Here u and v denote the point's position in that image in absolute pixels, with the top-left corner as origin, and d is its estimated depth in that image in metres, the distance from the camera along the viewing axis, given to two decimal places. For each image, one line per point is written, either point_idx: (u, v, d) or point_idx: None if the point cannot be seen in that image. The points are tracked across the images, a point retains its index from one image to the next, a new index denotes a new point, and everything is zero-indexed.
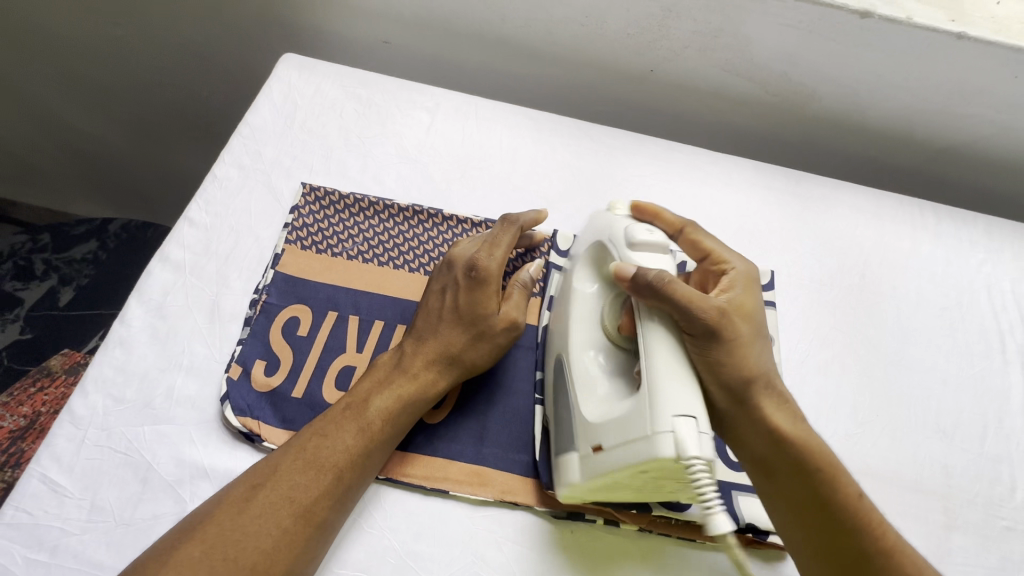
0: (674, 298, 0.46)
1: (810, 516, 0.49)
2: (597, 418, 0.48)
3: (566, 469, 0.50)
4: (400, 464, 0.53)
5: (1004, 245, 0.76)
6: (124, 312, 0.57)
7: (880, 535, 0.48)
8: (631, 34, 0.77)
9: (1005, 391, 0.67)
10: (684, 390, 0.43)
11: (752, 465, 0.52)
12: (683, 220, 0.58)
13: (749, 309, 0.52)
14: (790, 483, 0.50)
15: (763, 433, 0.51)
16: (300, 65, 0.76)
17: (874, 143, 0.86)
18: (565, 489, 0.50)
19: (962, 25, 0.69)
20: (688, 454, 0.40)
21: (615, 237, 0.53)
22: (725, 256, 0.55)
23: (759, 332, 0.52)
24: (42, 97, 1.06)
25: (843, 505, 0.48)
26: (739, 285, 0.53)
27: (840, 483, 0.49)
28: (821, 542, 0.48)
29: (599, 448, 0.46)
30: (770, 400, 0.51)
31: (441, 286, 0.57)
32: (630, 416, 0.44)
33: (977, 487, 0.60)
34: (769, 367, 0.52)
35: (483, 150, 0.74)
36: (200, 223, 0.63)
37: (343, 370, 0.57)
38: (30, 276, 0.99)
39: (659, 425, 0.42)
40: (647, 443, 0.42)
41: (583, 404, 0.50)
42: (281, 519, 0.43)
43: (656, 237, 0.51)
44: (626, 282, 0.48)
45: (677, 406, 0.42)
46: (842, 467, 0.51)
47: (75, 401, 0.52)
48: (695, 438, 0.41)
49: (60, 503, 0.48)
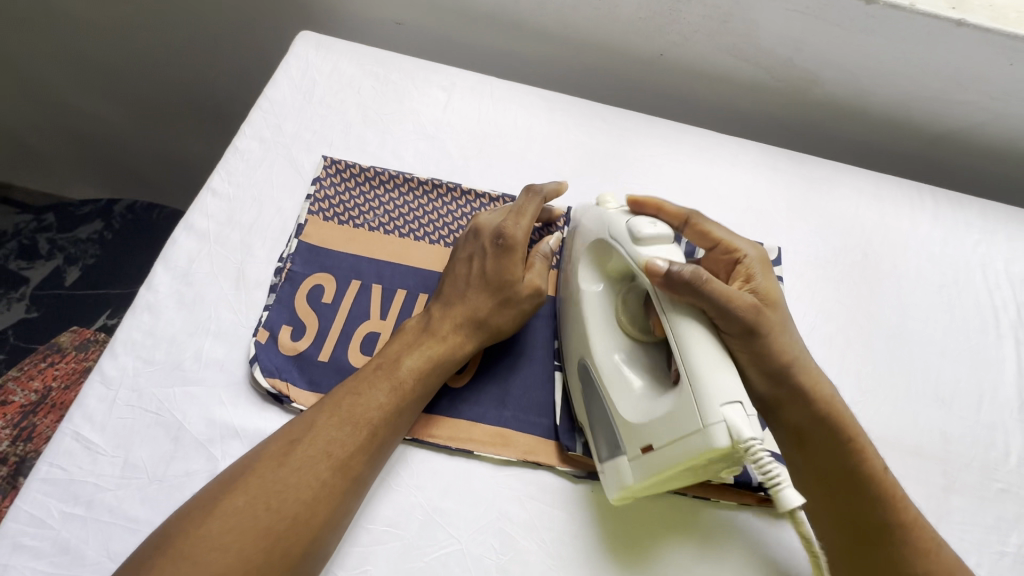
0: (710, 294, 0.46)
1: (841, 491, 0.52)
2: (642, 419, 0.48)
3: (618, 474, 0.50)
4: (427, 425, 0.54)
5: (998, 226, 0.80)
6: (150, 278, 0.58)
7: (904, 509, 0.51)
8: (642, 17, 0.79)
9: (999, 364, 0.70)
10: (728, 377, 0.44)
11: (785, 442, 0.54)
12: (686, 211, 0.59)
13: (774, 296, 0.55)
14: (823, 457, 0.52)
15: (801, 410, 0.53)
16: (317, 43, 0.77)
17: (874, 128, 0.89)
18: (619, 493, 0.50)
19: (961, 12, 0.72)
20: (746, 437, 0.42)
21: (618, 233, 0.53)
22: (737, 244, 0.57)
23: (787, 318, 0.54)
24: (46, 76, 1.06)
25: (871, 480, 0.51)
26: (757, 270, 0.55)
27: (868, 458, 0.52)
28: (849, 515, 0.51)
29: (651, 448, 0.47)
30: (806, 378, 0.53)
31: (467, 254, 0.58)
32: (678, 413, 0.45)
33: (974, 451, 0.63)
34: (802, 349, 0.54)
35: (498, 128, 0.76)
36: (223, 193, 0.64)
37: (368, 336, 0.58)
38: (35, 255, 1.00)
39: (711, 417, 0.43)
40: (701, 436, 0.43)
41: (621, 406, 0.51)
42: (319, 471, 0.44)
43: (660, 229, 0.51)
44: (660, 278, 0.47)
45: (724, 395, 0.43)
46: (870, 444, 0.53)
47: (105, 363, 0.53)
48: (746, 421, 0.42)
49: (94, 459, 0.49)
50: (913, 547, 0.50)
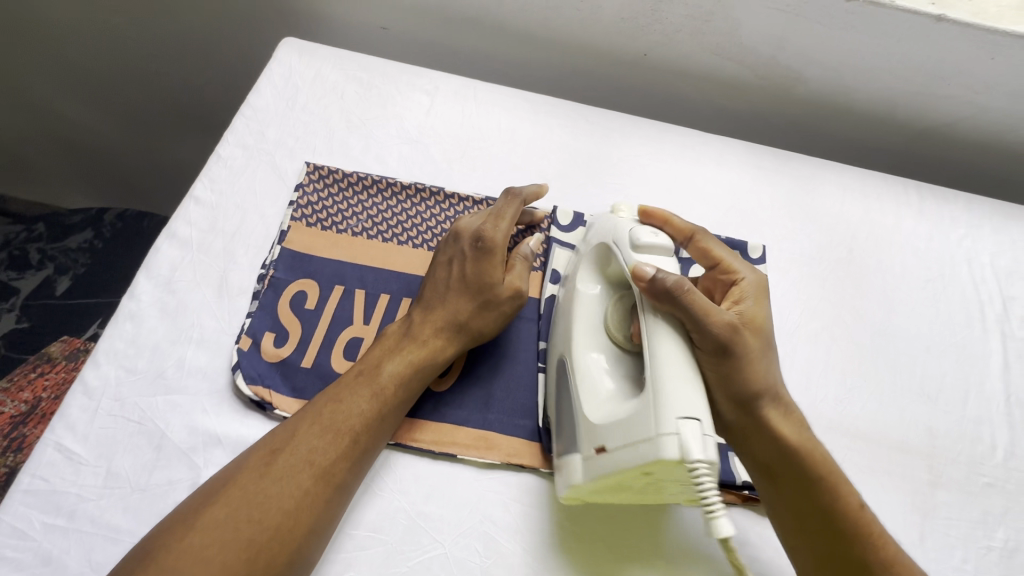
0: (688, 306, 0.46)
1: (812, 525, 0.51)
2: (601, 420, 0.48)
3: (569, 471, 0.50)
4: (409, 429, 0.54)
5: (984, 220, 0.80)
6: (132, 287, 0.58)
7: (878, 547, 0.50)
8: (624, 19, 0.79)
9: (985, 358, 0.70)
10: (690, 393, 0.43)
11: (757, 473, 0.53)
12: (693, 227, 0.59)
13: (759, 322, 0.54)
14: (795, 492, 0.51)
15: (770, 443, 0.52)
16: (301, 49, 0.77)
17: (858, 125, 0.89)
18: (569, 490, 0.50)
19: (941, 8, 0.72)
20: (692, 457, 0.41)
21: (619, 239, 0.53)
22: (736, 267, 0.57)
23: (767, 346, 0.53)
24: (32, 86, 1.06)
25: (845, 518, 0.50)
26: (750, 294, 0.55)
27: (841, 493, 0.51)
28: (821, 556, 0.50)
29: (603, 449, 0.47)
30: (776, 411, 0.52)
31: (448, 257, 0.58)
32: (635, 418, 0.45)
33: (960, 446, 0.63)
34: (778, 381, 0.53)
35: (482, 131, 0.76)
36: (206, 201, 0.64)
37: (351, 341, 0.58)
38: (25, 265, 0.99)
39: (664, 426, 0.42)
40: (651, 443, 0.42)
41: (586, 406, 0.50)
42: (301, 481, 0.44)
43: (661, 239, 0.51)
44: (643, 284, 0.48)
45: (681, 408, 0.42)
46: (846, 479, 0.53)
47: (87, 373, 0.53)
48: (699, 441, 0.41)
49: (76, 470, 0.49)
50: None
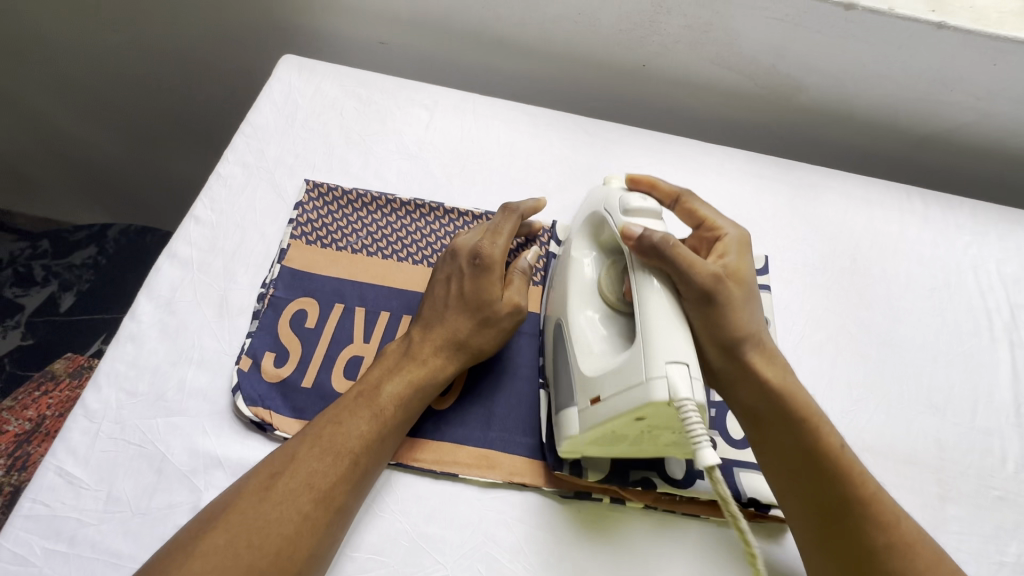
0: (674, 259, 0.48)
1: (799, 467, 0.51)
2: (594, 371, 0.50)
3: (567, 423, 0.53)
4: (410, 450, 0.54)
5: (989, 227, 0.79)
6: (134, 308, 0.58)
7: (860, 485, 0.50)
8: (623, 30, 0.80)
9: (993, 368, 0.69)
10: (677, 339, 0.45)
11: (744, 417, 0.54)
12: (678, 189, 0.60)
13: (743, 273, 0.54)
14: (780, 434, 0.52)
15: (756, 387, 0.52)
16: (300, 66, 0.78)
17: (861, 132, 0.89)
18: (566, 443, 0.52)
19: (941, 15, 0.72)
20: (680, 397, 0.43)
21: (610, 206, 0.56)
22: (719, 223, 0.58)
23: (752, 295, 0.54)
24: (38, 105, 1.07)
25: (828, 455, 0.50)
26: (733, 249, 0.55)
27: (824, 433, 0.51)
28: (802, 491, 0.51)
29: (598, 399, 0.49)
30: (760, 355, 0.53)
31: (446, 274, 0.58)
32: (626, 365, 0.47)
33: (970, 459, 0.62)
34: (761, 326, 0.54)
35: (481, 146, 0.76)
36: (206, 220, 0.64)
37: (351, 360, 0.58)
38: (31, 282, 1.00)
39: (654, 370, 0.44)
40: (642, 388, 0.45)
41: (581, 360, 0.53)
42: (301, 505, 0.44)
43: (650, 204, 0.53)
44: (632, 241, 0.50)
45: (669, 353, 0.44)
46: (828, 421, 0.53)
47: (88, 396, 0.53)
48: (686, 382, 0.43)
49: (77, 494, 0.49)
50: (867, 524, 0.48)
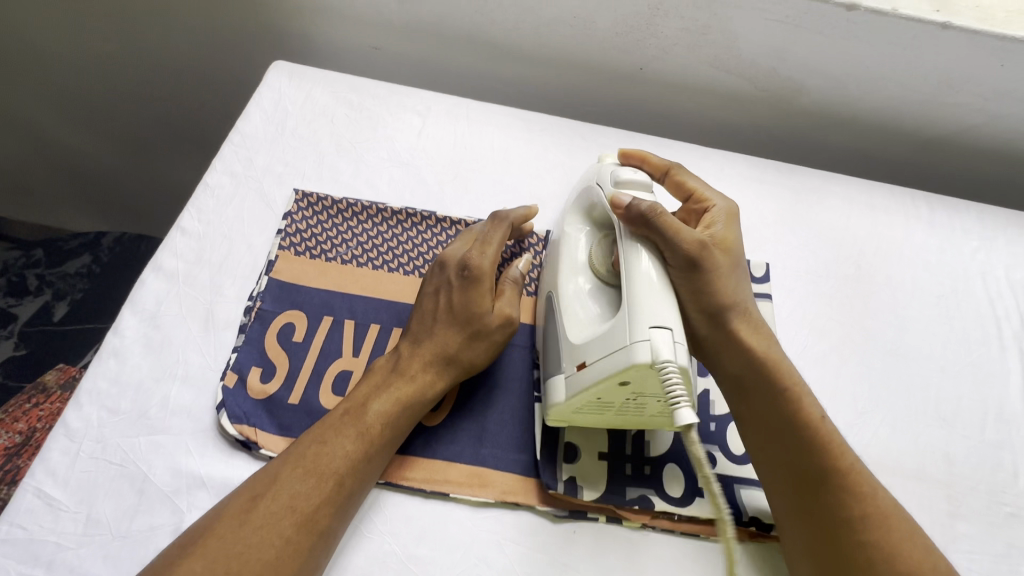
0: (661, 227, 0.49)
1: (778, 432, 0.52)
2: (582, 339, 0.50)
3: (551, 391, 0.52)
4: (400, 468, 0.52)
5: (997, 232, 0.77)
6: (117, 323, 0.57)
7: (839, 455, 0.50)
8: (619, 33, 0.78)
9: (1003, 378, 0.67)
10: (662, 304, 0.46)
11: (727, 387, 0.56)
12: (668, 163, 0.61)
13: (728, 244, 0.57)
14: (761, 401, 0.53)
15: (738, 355, 0.54)
16: (290, 72, 0.77)
17: (865, 136, 0.87)
18: (548, 409, 0.52)
19: (947, 15, 0.70)
20: (663, 359, 0.43)
21: (601, 178, 0.56)
22: (708, 195, 0.60)
23: (737, 264, 0.56)
24: (30, 114, 1.06)
25: (808, 423, 0.51)
26: (721, 221, 0.58)
27: (805, 403, 0.52)
28: (782, 458, 0.51)
29: (583, 365, 0.49)
30: (743, 325, 0.55)
31: (435, 287, 0.56)
32: (612, 330, 0.47)
33: (980, 474, 0.60)
34: (745, 297, 0.56)
35: (475, 152, 0.74)
36: (193, 231, 0.63)
37: (340, 375, 0.56)
38: (24, 291, 0.98)
39: (639, 334, 0.44)
40: (626, 351, 0.45)
41: (568, 328, 0.52)
42: (283, 530, 0.42)
43: (639, 176, 0.54)
44: (621, 210, 0.51)
45: (654, 318, 0.45)
46: (810, 392, 0.54)
47: (69, 414, 0.52)
48: (669, 345, 0.44)
49: (56, 517, 0.47)
50: (845, 492, 0.49)
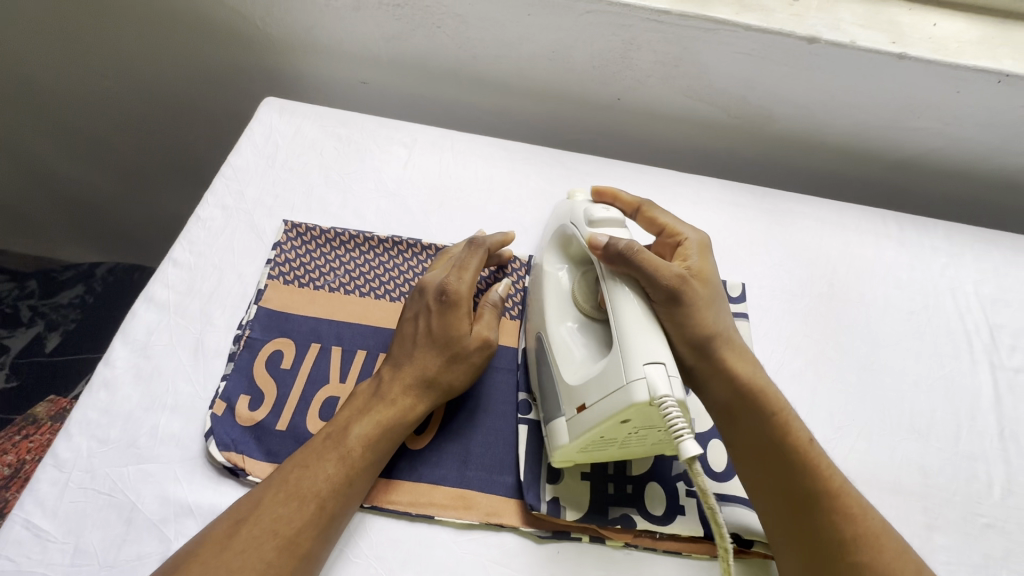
0: (640, 265, 0.51)
1: (769, 459, 0.53)
2: (579, 381, 0.52)
3: (556, 435, 0.53)
4: (384, 491, 0.53)
5: (964, 248, 0.80)
6: (109, 354, 0.58)
7: (828, 477, 0.52)
8: (596, 66, 0.82)
9: (975, 391, 0.69)
10: (653, 340, 0.47)
11: (717, 414, 0.57)
12: (639, 200, 0.64)
13: (707, 274, 0.59)
14: (750, 428, 0.55)
15: (725, 382, 0.56)
16: (281, 108, 0.80)
17: (836, 159, 0.91)
18: (557, 454, 0.53)
19: (902, 46, 0.74)
20: (660, 395, 0.44)
21: (575, 217, 0.59)
22: (680, 229, 0.62)
23: (716, 295, 0.58)
24: (28, 149, 1.09)
25: (797, 447, 0.53)
26: (694, 252, 0.60)
27: (792, 427, 0.54)
28: (774, 483, 0.53)
29: (584, 407, 0.50)
30: (729, 353, 0.57)
31: (414, 313, 0.58)
32: (607, 372, 0.48)
33: (955, 485, 0.61)
34: (728, 326, 0.58)
35: (459, 181, 0.77)
36: (184, 263, 0.65)
37: (327, 401, 0.58)
38: (16, 323, 0.99)
39: (633, 373, 0.46)
40: (624, 392, 0.46)
41: (564, 372, 0.54)
42: (264, 552, 0.43)
43: (612, 214, 0.57)
44: (599, 251, 0.53)
45: (646, 355, 0.46)
46: (797, 417, 0.56)
47: (59, 445, 0.52)
48: (665, 380, 0.45)
49: (43, 548, 0.48)
50: (835, 514, 0.50)
